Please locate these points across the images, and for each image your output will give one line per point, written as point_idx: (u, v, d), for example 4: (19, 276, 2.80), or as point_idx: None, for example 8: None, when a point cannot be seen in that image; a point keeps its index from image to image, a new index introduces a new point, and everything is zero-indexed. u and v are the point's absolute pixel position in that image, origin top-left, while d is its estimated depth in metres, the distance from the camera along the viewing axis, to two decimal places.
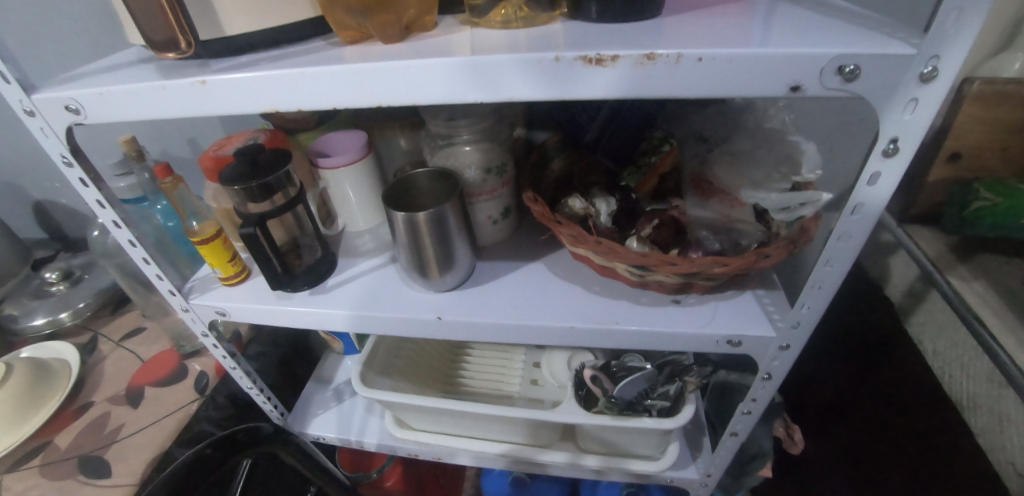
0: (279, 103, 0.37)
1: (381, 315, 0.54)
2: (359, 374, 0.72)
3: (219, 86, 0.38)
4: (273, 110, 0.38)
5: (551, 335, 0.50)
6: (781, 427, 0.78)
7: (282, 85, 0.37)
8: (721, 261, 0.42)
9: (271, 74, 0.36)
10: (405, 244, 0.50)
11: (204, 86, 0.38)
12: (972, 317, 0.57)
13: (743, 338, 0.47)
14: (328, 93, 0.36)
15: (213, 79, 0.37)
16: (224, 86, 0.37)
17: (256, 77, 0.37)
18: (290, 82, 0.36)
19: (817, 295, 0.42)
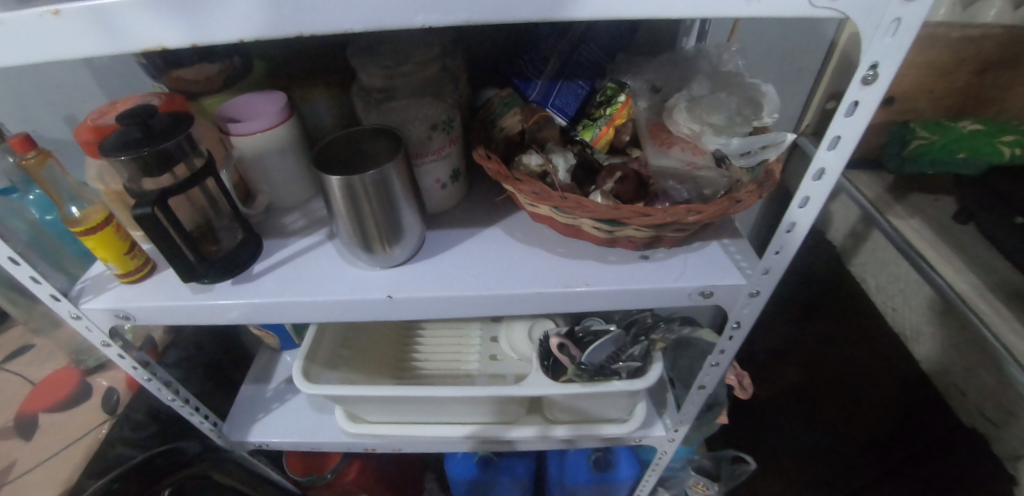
0: (167, 35, 0.30)
1: (324, 299, 0.47)
2: (301, 369, 0.64)
3: (82, 16, 0.30)
4: (160, 47, 0.31)
5: (519, 303, 0.46)
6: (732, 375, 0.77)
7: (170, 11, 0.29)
8: (697, 208, 0.40)
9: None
10: (344, 217, 0.44)
11: (61, 17, 0.30)
12: (913, 253, 0.59)
13: (715, 288, 0.45)
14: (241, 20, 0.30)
15: (74, 8, 0.29)
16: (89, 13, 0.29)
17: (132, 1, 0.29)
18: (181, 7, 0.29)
19: (792, 237, 0.41)
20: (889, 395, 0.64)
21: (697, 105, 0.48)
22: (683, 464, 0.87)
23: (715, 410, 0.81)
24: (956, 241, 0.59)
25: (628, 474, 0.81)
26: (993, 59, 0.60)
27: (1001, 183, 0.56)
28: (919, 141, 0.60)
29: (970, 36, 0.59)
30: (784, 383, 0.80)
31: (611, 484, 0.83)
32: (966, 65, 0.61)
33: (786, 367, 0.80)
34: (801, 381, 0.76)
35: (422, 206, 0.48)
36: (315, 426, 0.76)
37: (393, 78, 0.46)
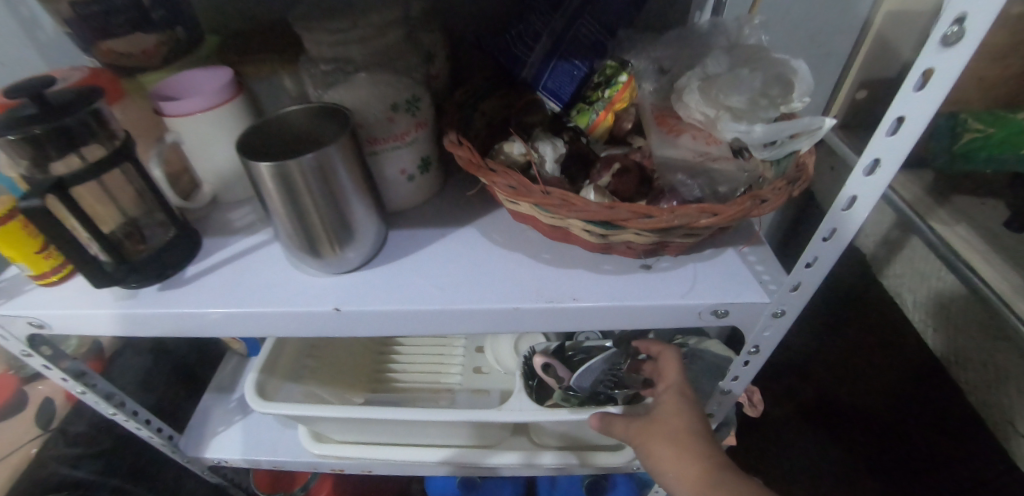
0: None
1: (263, 310, 0.40)
2: (255, 384, 0.57)
3: None
4: None
5: (494, 320, 0.38)
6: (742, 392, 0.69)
7: None
8: (711, 209, 0.31)
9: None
10: (280, 214, 0.37)
11: None
12: (962, 267, 0.50)
13: (731, 307, 0.37)
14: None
15: None
16: None
17: None
18: None
19: (830, 247, 0.33)
20: (925, 423, 0.56)
21: (712, 84, 0.40)
22: None
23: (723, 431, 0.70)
24: (1012, 252, 0.51)
25: None
26: None
27: None
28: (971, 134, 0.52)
29: None
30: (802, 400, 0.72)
31: None
32: None
33: (810, 381, 0.72)
34: (830, 396, 0.69)
35: (378, 200, 0.41)
36: (277, 444, 0.68)
37: (343, 45, 0.38)
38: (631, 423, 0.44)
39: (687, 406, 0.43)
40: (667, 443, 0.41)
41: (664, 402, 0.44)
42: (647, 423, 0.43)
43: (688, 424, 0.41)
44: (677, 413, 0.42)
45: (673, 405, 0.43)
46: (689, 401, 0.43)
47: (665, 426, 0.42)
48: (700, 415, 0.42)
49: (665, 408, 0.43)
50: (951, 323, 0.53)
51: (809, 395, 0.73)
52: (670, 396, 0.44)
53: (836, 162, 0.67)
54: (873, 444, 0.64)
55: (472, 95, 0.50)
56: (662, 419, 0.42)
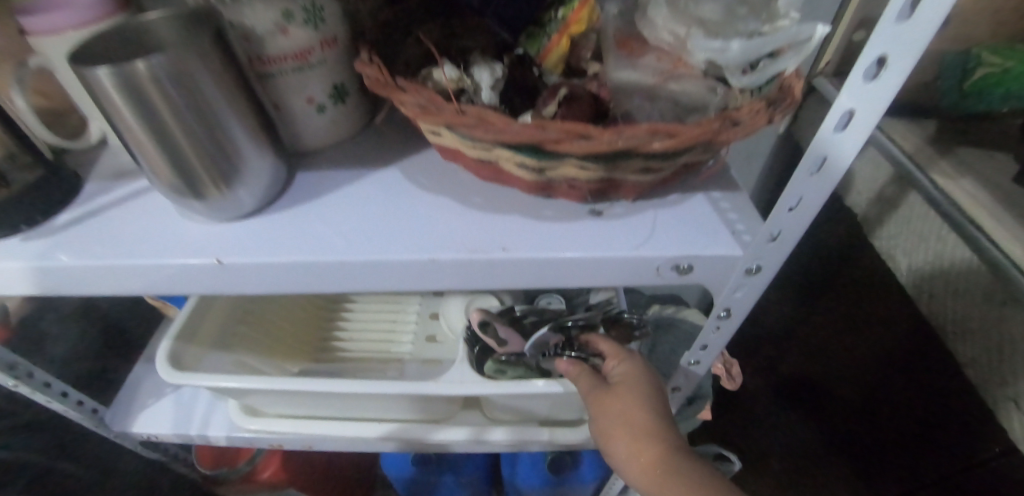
0: None
1: (137, 262, 0.33)
2: (168, 354, 0.50)
3: None
4: None
5: (408, 276, 0.31)
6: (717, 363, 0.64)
7: None
8: (666, 129, 0.24)
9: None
10: (138, 145, 0.29)
11: None
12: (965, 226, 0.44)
13: (695, 260, 0.31)
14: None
15: None
16: None
17: None
18: None
19: (819, 183, 0.27)
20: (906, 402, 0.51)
21: None
22: None
23: (696, 405, 0.65)
24: None
25: (591, 478, 0.69)
26: None
27: None
28: (986, 71, 0.45)
29: None
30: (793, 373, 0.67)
31: (572, 487, 0.71)
32: None
33: (792, 350, 0.67)
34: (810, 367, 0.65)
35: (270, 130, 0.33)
36: (209, 418, 0.62)
37: None
38: (589, 392, 0.40)
39: (644, 380, 0.40)
40: (625, 432, 0.37)
41: (618, 374, 0.40)
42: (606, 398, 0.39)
43: (645, 404, 0.38)
44: (633, 392, 0.39)
45: (629, 378, 0.40)
46: (643, 371, 0.40)
47: (620, 401, 0.39)
48: (657, 391, 0.40)
49: (622, 387, 0.39)
50: (945, 292, 0.46)
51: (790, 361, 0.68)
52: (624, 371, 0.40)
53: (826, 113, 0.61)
54: (853, 417, 0.60)
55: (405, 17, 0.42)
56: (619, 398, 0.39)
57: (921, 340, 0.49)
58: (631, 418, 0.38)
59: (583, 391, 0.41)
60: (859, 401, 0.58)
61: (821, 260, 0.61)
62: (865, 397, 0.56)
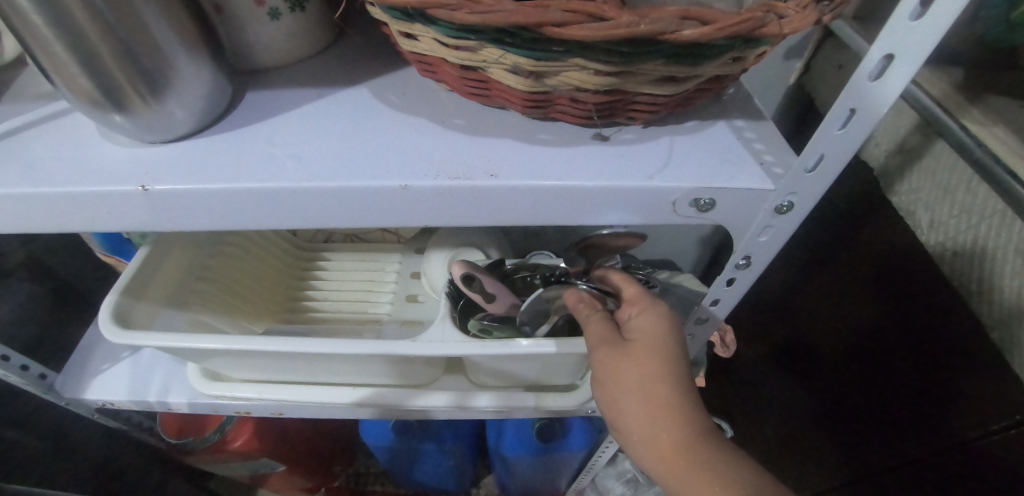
0: None
1: (54, 192, 0.27)
2: (111, 310, 0.44)
3: None
4: None
5: (380, 208, 0.27)
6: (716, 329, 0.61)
7: None
8: (698, 15, 0.19)
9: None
10: (27, 33, 0.23)
11: None
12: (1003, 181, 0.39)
13: (719, 195, 0.26)
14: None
15: None
16: None
17: None
18: None
19: (877, 94, 0.22)
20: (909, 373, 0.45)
21: None
22: None
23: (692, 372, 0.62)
24: None
25: (581, 445, 0.66)
26: None
27: None
28: None
29: None
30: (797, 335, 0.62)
31: (562, 456, 0.68)
32: None
33: (800, 318, 0.62)
34: (813, 336, 0.59)
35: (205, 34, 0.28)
36: (169, 384, 0.57)
37: None
38: (596, 346, 0.32)
39: (669, 340, 0.32)
40: (633, 397, 0.30)
41: (637, 328, 0.33)
42: (615, 354, 0.31)
43: (669, 367, 0.31)
44: (653, 351, 0.31)
45: (649, 334, 0.32)
46: (671, 328, 0.33)
47: (637, 359, 0.31)
48: (682, 355, 0.32)
49: (639, 342, 0.32)
50: (975, 255, 0.43)
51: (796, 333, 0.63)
52: (647, 324, 0.33)
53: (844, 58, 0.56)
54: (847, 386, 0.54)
55: None
56: (633, 354, 0.31)
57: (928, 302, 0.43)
58: (648, 385, 0.30)
59: (591, 344, 0.33)
60: (854, 366, 0.52)
61: (827, 224, 0.57)
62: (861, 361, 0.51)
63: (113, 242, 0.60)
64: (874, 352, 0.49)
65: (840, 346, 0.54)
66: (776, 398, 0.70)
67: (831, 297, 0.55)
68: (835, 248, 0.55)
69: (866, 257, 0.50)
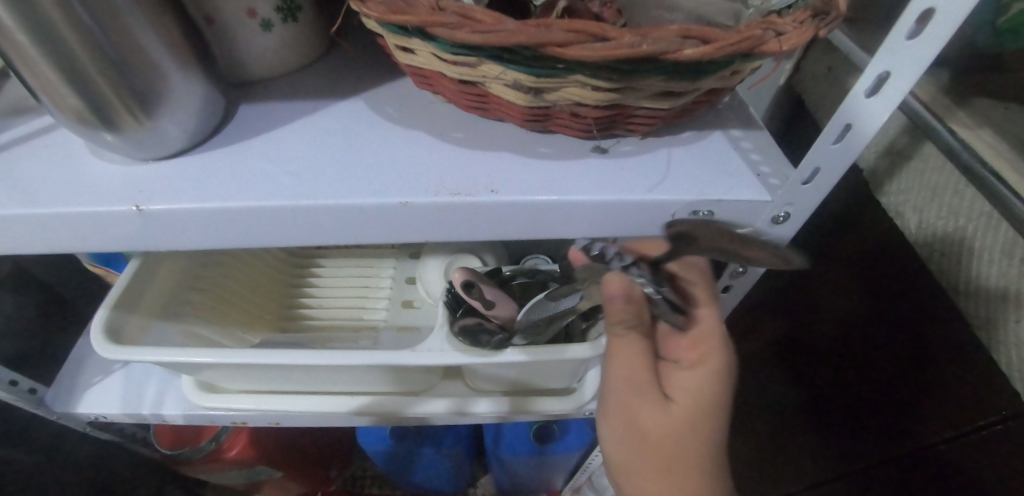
0: None
1: (45, 213, 0.27)
2: (101, 324, 0.43)
3: None
4: None
5: (379, 223, 0.26)
6: None
7: None
8: (697, 33, 0.20)
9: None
10: (14, 53, 0.22)
11: None
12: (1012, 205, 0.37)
13: (719, 206, 0.26)
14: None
15: None
16: None
17: None
18: None
19: (873, 108, 0.22)
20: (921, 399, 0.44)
21: None
22: None
23: None
24: None
25: (577, 445, 0.67)
26: None
27: None
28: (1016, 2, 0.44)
29: None
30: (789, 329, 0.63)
31: (559, 456, 0.68)
32: None
33: (795, 314, 0.62)
34: (806, 335, 0.59)
35: (200, 51, 0.27)
36: (162, 395, 0.56)
37: None
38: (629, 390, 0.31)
39: (716, 409, 0.30)
40: (658, 455, 0.30)
41: (682, 385, 0.31)
42: (652, 408, 0.30)
43: (702, 441, 0.30)
44: (703, 419, 0.30)
45: (697, 397, 0.31)
46: (720, 394, 0.31)
47: (669, 428, 0.30)
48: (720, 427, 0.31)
49: (680, 405, 0.30)
50: (961, 252, 0.41)
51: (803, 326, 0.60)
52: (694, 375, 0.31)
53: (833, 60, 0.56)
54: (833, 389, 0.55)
55: None
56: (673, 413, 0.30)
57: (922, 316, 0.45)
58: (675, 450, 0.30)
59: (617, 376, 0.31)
60: (846, 371, 0.53)
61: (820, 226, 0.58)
62: (854, 368, 0.52)
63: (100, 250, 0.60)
64: (866, 360, 0.50)
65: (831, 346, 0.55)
66: (756, 388, 0.72)
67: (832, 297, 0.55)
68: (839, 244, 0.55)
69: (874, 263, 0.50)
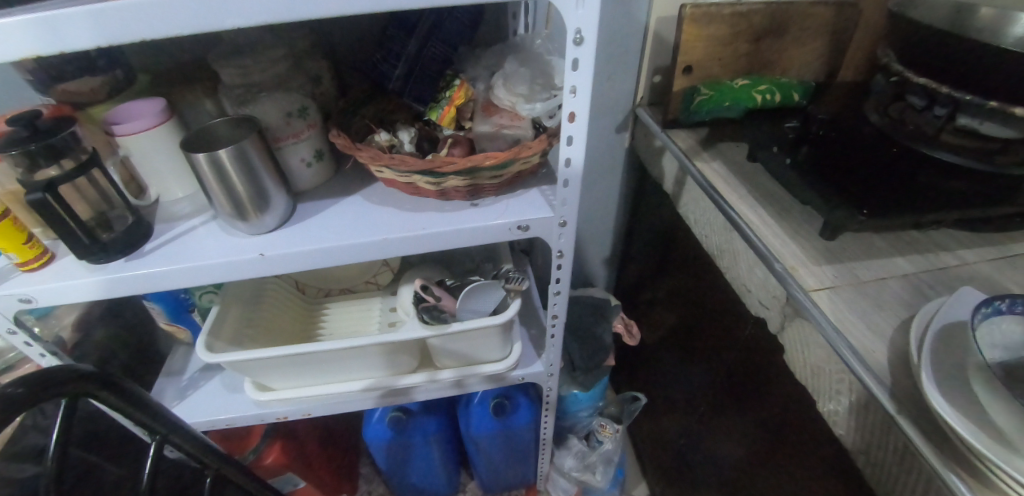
0: (65, 44, 0.41)
1: (210, 263, 0.55)
2: (203, 343, 0.69)
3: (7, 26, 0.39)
4: (59, 52, 0.41)
5: (372, 250, 0.57)
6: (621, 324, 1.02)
7: (72, 20, 0.40)
8: (492, 155, 0.53)
9: (46, 14, 0.39)
10: (224, 189, 0.53)
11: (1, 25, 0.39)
12: (741, 223, 0.66)
13: (529, 222, 0.57)
14: (167, 23, 0.40)
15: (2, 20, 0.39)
16: (19, 25, 0.39)
17: (47, 15, 0.39)
18: (80, 17, 0.39)
19: (573, 171, 0.53)
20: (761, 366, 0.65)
21: (507, 80, 0.61)
22: (589, 412, 1.05)
23: (603, 354, 1.00)
24: (748, 177, 0.74)
25: (527, 417, 0.91)
26: (763, 29, 0.75)
27: (757, 125, 0.74)
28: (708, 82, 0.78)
29: (739, 12, 0.73)
30: (681, 320, 0.89)
31: (515, 428, 0.92)
32: (743, 35, 0.75)
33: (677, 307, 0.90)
34: (690, 321, 0.86)
35: (287, 182, 0.58)
36: (229, 404, 0.77)
37: (250, 75, 0.57)
38: None
39: None
40: None
41: None
42: None
43: None
44: None
45: None
46: None
47: None
48: None
49: None
50: (709, 269, 0.79)
51: (654, 348, 1.03)
52: None
53: (648, 132, 0.89)
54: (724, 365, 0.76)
55: (354, 104, 0.66)
56: None
57: (714, 296, 0.78)
58: None
59: None
60: (722, 351, 0.76)
61: (658, 225, 0.95)
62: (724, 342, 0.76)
63: (175, 315, 0.78)
64: (737, 334, 0.72)
65: (712, 335, 0.79)
66: (682, 376, 0.91)
67: (694, 301, 0.84)
68: (695, 260, 0.83)
69: (682, 273, 0.88)
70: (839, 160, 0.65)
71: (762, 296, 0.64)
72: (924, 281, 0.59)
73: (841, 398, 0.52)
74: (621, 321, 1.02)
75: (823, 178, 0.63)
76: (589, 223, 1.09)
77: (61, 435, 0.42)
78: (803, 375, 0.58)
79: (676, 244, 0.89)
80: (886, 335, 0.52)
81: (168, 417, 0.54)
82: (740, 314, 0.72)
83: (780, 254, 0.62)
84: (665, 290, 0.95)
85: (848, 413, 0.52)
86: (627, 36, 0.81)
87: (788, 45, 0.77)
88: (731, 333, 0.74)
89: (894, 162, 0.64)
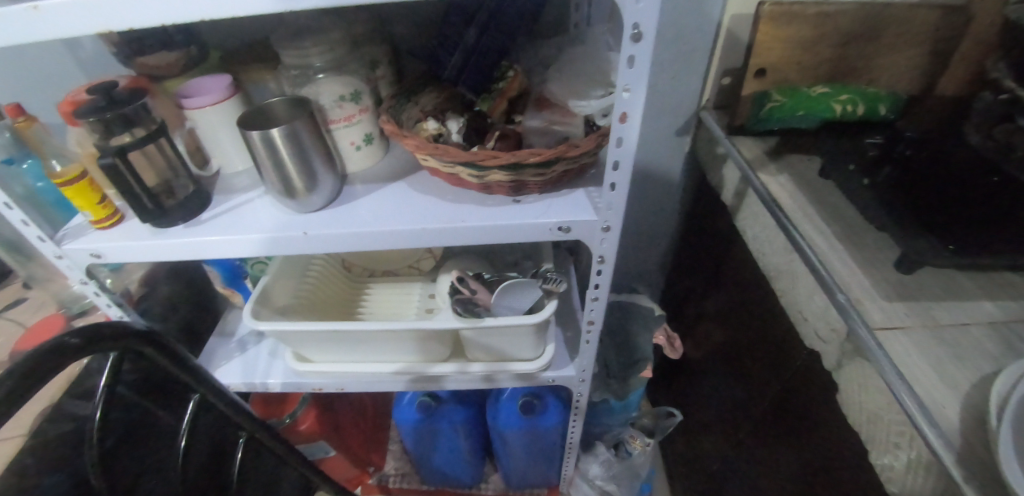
0: (135, 21, 0.43)
1: (258, 237, 0.57)
2: (250, 310, 0.72)
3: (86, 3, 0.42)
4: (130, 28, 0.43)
5: (411, 238, 0.57)
6: (663, 336, 0.97)
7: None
8: (536, 152, 0.51)
9: None
10: (275, 167, 0.55)
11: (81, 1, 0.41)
12: (804, 245, 0.61)
13: (571, 224, 0.55)
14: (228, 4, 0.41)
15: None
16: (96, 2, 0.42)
17: None
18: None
19: (620, 174, 0.51)
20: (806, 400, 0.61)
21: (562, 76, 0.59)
22: (621, 421, 1.02)
23: (642, 364, 0.95)
24: (818, 195, 0.68)
25: (555, 418, 0.90)
26: (851, 32, 0.68)
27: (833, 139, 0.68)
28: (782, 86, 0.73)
29: (825, 12, 0.67)
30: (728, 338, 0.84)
31: (542, 429, 0.91)
32: (828, 38, 0.69)
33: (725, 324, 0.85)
34: (739, 341, 0.81)
35: (336, 164, 0.59)
36: (270, 370, 0.80)
37: (309, 56, 0.58)
38: None
39: None
40: None
41: None
42: None
43: None
44: None
45: None
46: None
47: None
48: None
49: None
50: (764, 289, 0.74)
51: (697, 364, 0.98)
52: None
53: (711, 137, 0.84)
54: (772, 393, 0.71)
55: (409, 90, 0.65)
56: None
57: (766, 318, 0.73)
58: None
59: None
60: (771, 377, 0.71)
61: (713, 237, 0.90)
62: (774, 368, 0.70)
63: (230, 280, 0.82)
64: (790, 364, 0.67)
65: (761, 360, 0.74)
66: (724, 398, 0.86)
67: (745, 320, 0.79)
68: (750, 277, 0.78)
69: (734, 288, 0.83)
70: (925, 184, 0.58)
71: (819, 327, 0.59)
72: (1017, 331, 0.51)
73: (900, 451, 0.47)
74: (664, 332, 0.98)
75: (904, 202, 0.57)
76: (640, 227, 1.05)
77: (110, 379, 0.46)
78: (857, 420, 0.53)
79: (731, 259, 0.83)
80: (961, 388, 0.46)
81: (210, 380, 0.57)
82: (794, 341, 0.66)
83: (845, 282, 0.57)
84: (714, 304, 0.89)
85: (906, 470, 0.46)
86: (697, 34, 0.76)
87: (881, 51, 0.70)
88: (784, 360, 0.68)
89: (994, 192, 0.56)
